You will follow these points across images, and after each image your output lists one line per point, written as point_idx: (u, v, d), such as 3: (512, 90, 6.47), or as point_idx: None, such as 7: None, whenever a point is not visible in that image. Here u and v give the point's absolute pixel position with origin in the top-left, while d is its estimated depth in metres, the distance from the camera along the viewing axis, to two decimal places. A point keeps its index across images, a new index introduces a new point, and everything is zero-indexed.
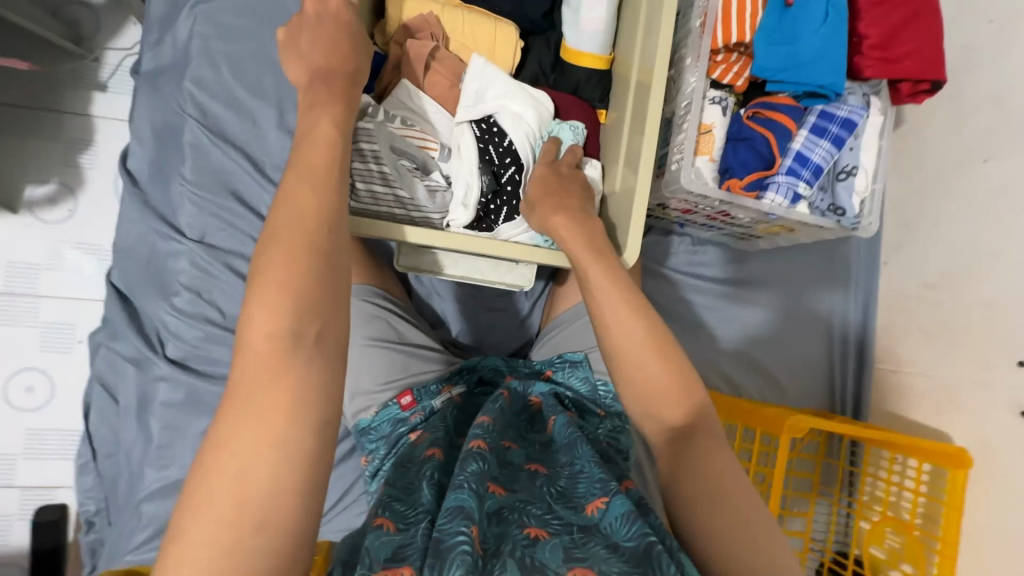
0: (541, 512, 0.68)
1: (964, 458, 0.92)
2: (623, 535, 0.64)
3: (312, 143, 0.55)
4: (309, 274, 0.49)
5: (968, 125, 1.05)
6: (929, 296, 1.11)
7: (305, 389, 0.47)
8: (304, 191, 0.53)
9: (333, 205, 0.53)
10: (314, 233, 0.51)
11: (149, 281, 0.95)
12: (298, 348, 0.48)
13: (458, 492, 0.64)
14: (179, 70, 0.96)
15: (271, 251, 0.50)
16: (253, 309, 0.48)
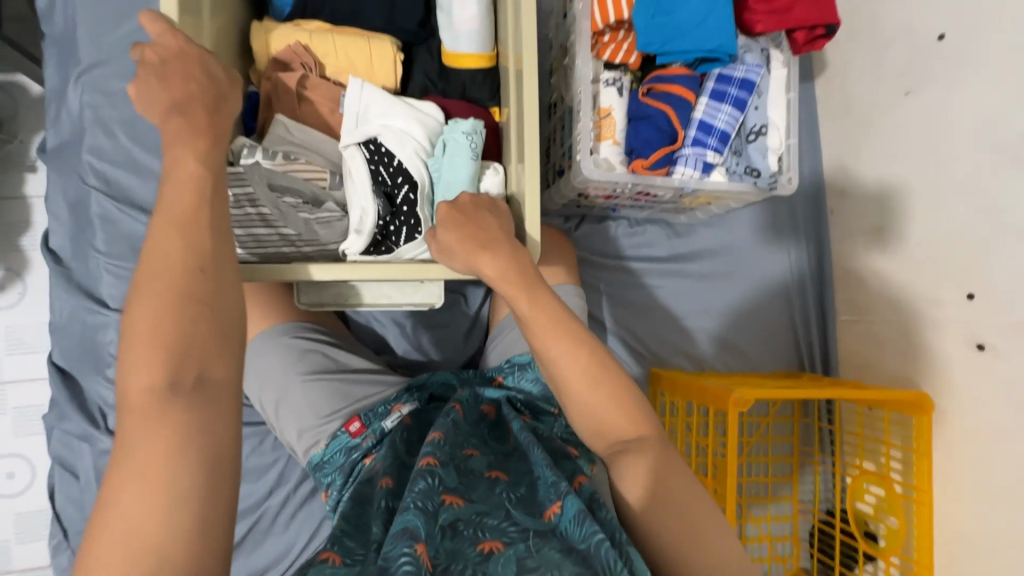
0: (498, 522, 0.66)
1: (925, 402, 0.91)
2: (578, 538, 0.63)
3: (169, 194, 0.53)
4: (183, 319, 0.48)
5: (887, 59, 1.03)
6: (877, 239, 1.08)
7: (189, 436, 0.46)
8: (170, 233, 0.51)
9: (209, 246, 0.52)
10: (183, 283, 0.49)
11: (84, 357, 0.95)
12: (176, 395, 0.47)
13: (403, 513, 0.61)
14: (77, 143, 0.96)
15: (140, 300, 0.48)
16: (127, 364, 0.47)
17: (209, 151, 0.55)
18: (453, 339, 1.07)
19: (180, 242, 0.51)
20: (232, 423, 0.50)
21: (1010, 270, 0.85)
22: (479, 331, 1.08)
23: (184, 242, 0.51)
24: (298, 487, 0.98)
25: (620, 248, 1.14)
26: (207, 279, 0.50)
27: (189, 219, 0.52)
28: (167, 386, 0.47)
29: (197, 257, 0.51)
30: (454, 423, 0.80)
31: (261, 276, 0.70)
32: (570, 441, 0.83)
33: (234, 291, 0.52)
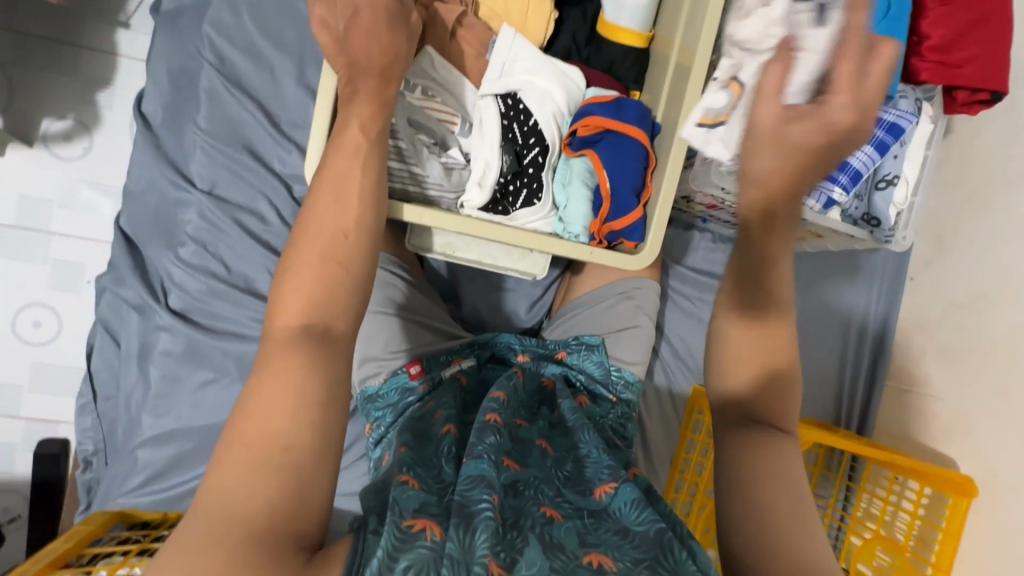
0: (552, 493, 0.60)
1: (970, 488, 0.92)
2: (633, 521, 0.56)
3: (339, 150, 0.56)
4: (325, 282, 0.53)
5: (1019, 141, 1.00)
6: (954, 316, 1.07)
7: (308, 370, 0.49)
8: (326, 202, 0.55)
9: (371, 213, 0.56)
10: (330, 243, 0.54)
11: (156, 229, 0.94)
12: (309, 336, 0.51)
13: (477, 461, 0.56)
14: (198, 12, 0.92)
15: (297, 258, 0.53)
16: (287, 300, 0.52)
17: (374, 116, 0.58)
18: (517, 304, 1.04)
19: (335, 208, 0.55)
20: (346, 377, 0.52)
21: None
22: (545, 305, 1.04)
23: (338, 208, 0.55)
24: None
25: (699, 260, 1.12)
26: (350, 244, 0.54)
27: (345, 187, 0.55)
28: (307, 325, 0.51)
29: (346, 222, 0.55)
30: (515, 388, 0.76)
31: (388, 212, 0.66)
32: (617, 431, 0.84)
33: (374, 255, 0.56)
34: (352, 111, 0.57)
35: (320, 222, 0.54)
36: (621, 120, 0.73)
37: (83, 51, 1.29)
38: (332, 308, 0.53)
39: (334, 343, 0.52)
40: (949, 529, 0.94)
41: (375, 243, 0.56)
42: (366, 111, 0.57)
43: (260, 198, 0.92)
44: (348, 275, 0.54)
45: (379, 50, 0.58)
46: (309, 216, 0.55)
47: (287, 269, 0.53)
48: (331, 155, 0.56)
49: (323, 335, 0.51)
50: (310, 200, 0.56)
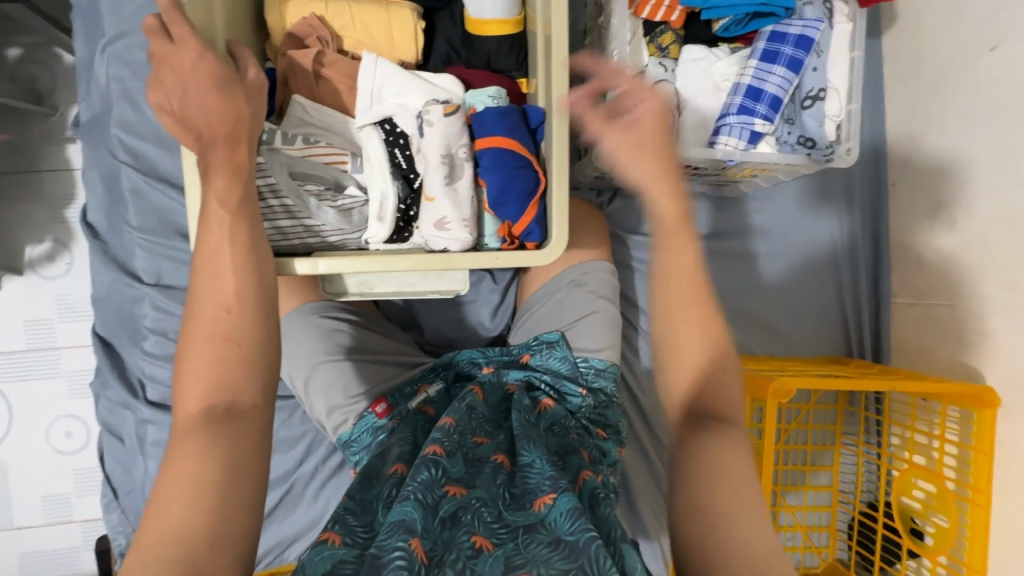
0: (491, 518, 0.58)
1: (988, 397, 0.86)
2: (566, 531, 0.55)
3: (206, 230, 0.56)
4: (216, 363, 0.53)
5: (969, 9, 0.91)
6: (945, 214, 0.97)
7: (211, 454, 0.50)
8: (206, 284, 0.55)
9: (252, 282, 0.56)
10: (215, 322, 0.54)
11: (122, 328, 0.98)
12: (209, 419, 0.52)
13: (401, 504, 0.56)
14: (106, 117, 0.96)
15: (190, 344, 0.54)
16: (186, 386, 0.53)
17: (230, 186, 0.57)
18: (480, 314, 1.02)
19: (214, 286, 0.55)
20: (257, 452, 0.53)
21: None
22: (507, 309, 1.02)
23: (215, 284, 0.55)
24: (326, 459, 0.97)
25: None
26: (235, 318, 0.55)
27: (219, 264, 0.56)
28: (209, 407, 0.52)
29: (226, 297, 0.55)
30: (470, 407, 0.74)
31: (282, 271, 0.66)
32: (598, 422, 0.82)
33: (263, 321, 0.56)
34: (209, 187, 0.57)
35: (202, 304, 0.55)
36: (492, 136, 0.69)
37: (42, 175, 1.36)
38: (231, 382, 0.54)
39: (241, 419, 0.53)
40: (980, 446, 0.87)
41: (261, 311, 0.56)
42: (220, 184, 0.57)
43: None
44: (238, 349, 0.54)
45: (222, 118, 0.58)
46: (193, 298, 0.56)
47: (182, 356, 0.54)
48: (202, 235, 0.57)
49: (231, 413, 0.53)
50: (194, 283, 0.56)
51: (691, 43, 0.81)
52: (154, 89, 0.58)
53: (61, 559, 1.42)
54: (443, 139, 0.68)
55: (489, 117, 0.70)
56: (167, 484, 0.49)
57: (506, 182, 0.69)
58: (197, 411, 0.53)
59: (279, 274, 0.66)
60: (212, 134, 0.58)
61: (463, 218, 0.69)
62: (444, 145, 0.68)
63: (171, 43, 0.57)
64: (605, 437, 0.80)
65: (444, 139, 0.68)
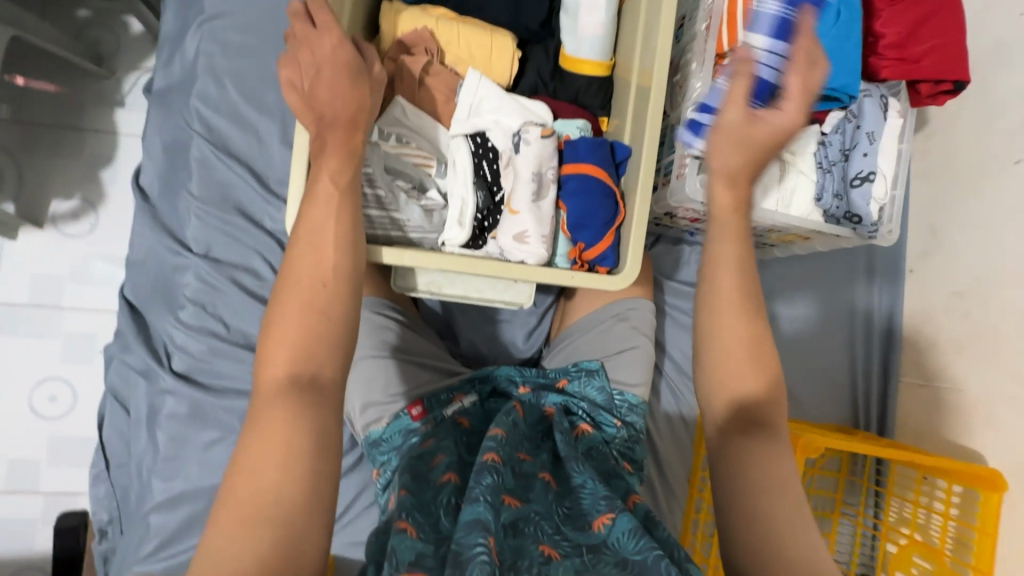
0: (552, 531, 0.60)
1: (999, 482, 0.89)
2: (631, 550, 0.56)
3: (312, 204, 0.57)
4: (304, 331, 0.53)
5: (996, 125, 1.00)
6: (959, 304, 1.05)
7: (295, 423, 0.50)
8: (304, 256, 0.55)
9: (348, 259, 0.56)
10: (308, 293, 0.54)
11: (156, 295, 0.97)
12: (292, 389, 0.51)
13: (473, 505, 0.56)
14: (185, 87, 0.98)
15: (279, 310, 0.54)
16: (272, 353, 0.53)
17: (341, 167, 0.58)
18: (514, 334, 1.03)
19: (311, 259, 0.55)
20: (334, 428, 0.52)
21: None
22: (542, 334, 1.04)
23: (315, 257, 0.55)
24: (340, 458, 0.95)
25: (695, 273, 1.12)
26: (329, 291, 0.55)
27: (319, 237, 0.56)
28: (292, 376, 0.52)
29: (323, 270, 0.55)
30: (514, 422, 0.74)
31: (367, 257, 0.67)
32: (626, 456, 0.82)
33: (353, 298, 0.56)
34: (320, 164, 0.58)
35: (297, 275, 0.55)
36: (580, 163, 0.74)
37: (87, 134, 1.36)
38: (317, 354, 0.53)
39: (322, 392, 0.52)
40: (984, 528, 0.90)
41: (352, 289, 0.56)
42: (334, 162, 0.58)
43: (253, 256, 0.95)
44: (326, 321, 0.54)
45: (346, 98, 0.59)
46: (289, 267, 0.56)
47: (270, 322, 0.54)
48: (306, 209, 0.57)
49: (313, 386, 0.52)
50: (290, 252, 0.56)
51: None
52: (287, 64, 0.61)
53: (12, 531, 1.32)
54: (535, 159, 0.73)
55: (580, 147, 0.74)
56: (252, 448, 0.49)
57: (590, 206, 0.73)
58: (280, 378, 0.52)
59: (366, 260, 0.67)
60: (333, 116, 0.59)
61: (543, 233, 0.72)
62: (534, 164, 0.73)
63: (312, 28, 0.61)
64: (631, 471, 0.81)
65: (535, 158, 0.73)
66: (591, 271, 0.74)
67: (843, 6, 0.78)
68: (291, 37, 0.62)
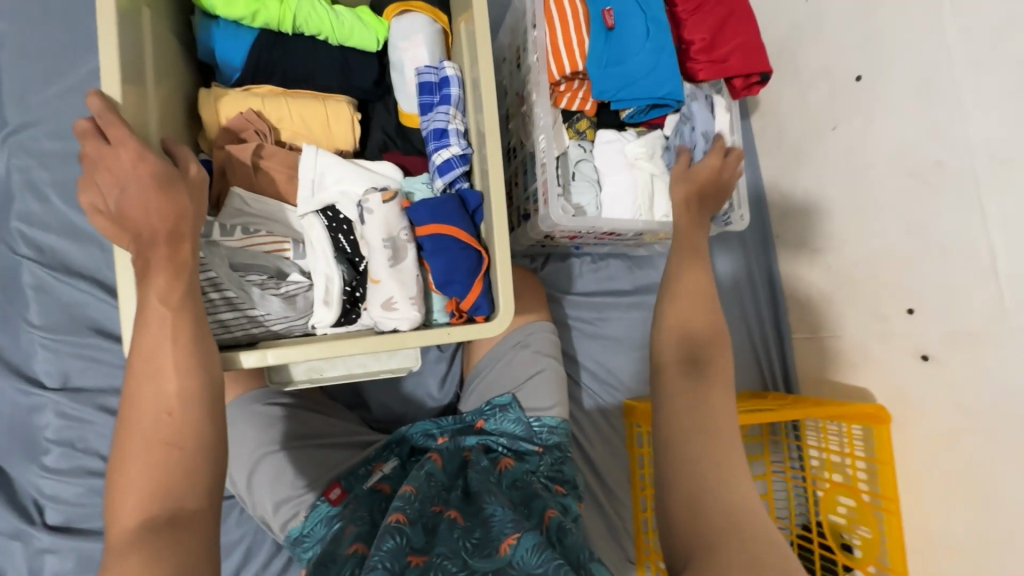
0: (456, 567, 0.56)
1: (883, 415, 0.98)
2: (534, 564, 0.55)
3: (143, 329, 0.52)
4: (150, 470, 0.48)
5: (809, 99, 1.13)
6: (819, 259, 1.15)
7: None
8: (146, 393, 0.51)
9: (196, 381, 0.52)
10: (154, 427, 0.50)
11: (11, 445, 0.85)
12: (146, 540, 0.46)
13: (370, 574, 0.54)
14: (2, 208, 0.88)
15: (125, 449, 0.49)
16: (121, 503, 0.48)
17: (171, 285, 0.54)
18: (428, 386, 1.01)
19: (152, 390, 0.51)
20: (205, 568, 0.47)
21: (941, 285, 0.92)
22: (455, 378, 1.02)
23: (156, 386, 0.51)
24: (268, 563, 0.88)
25: (591, 283, 1.16)
26: (176, 419, 0.50)
27: (157, 364, 0.52)
28: (144, 523, 0.46)
29: (167, 399, 0.51)
30: (429, 475, 0.74)
31: (227, 365, 0.63)
32: (556, 479, 0.81)
33: (213, 419, 0.52)
34: (148, 284, 0.54)
35: (138, 410, 0.50)
36: (435, 221, 0.72)
37: None
38: (172, 487, 0.48)
39: (183, 529, 0.47)
40: (884, 458, 0.99)
41: (205, 411, 0.52)
42: (161, 282, 0.54)
43: (118, 375, 0.86)
44: (182, 452, 0.50)
45: (162, 211, 0.55)
46: (129, 404, 0.51)
47: (114, 470, 0.49)
48: (138, 334, 0.52)
49: (174, 520, 0.47)
50: (128, 386, 0.52)
51: (603, 128, 0.93)
52: (87, 189, 0.56)
53: None
54: (382, 225, 0.70)
55: (430, 203, 0.73)
56: None
57: (450, 264, 0.72)
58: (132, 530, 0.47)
59: (224, 368, 0.62)
60: (152, 235, 0.55)
61: (410, 296, 0.70)
62: (381, 232, 0.69)
63: (107, 144, 0.56)
64: (565, 493, 0.79)
65: (383, 224, 0.70)
66: (470, 321, 0.73)
67: (649, 22, 0.85)
68: (86, 156, 0.57)
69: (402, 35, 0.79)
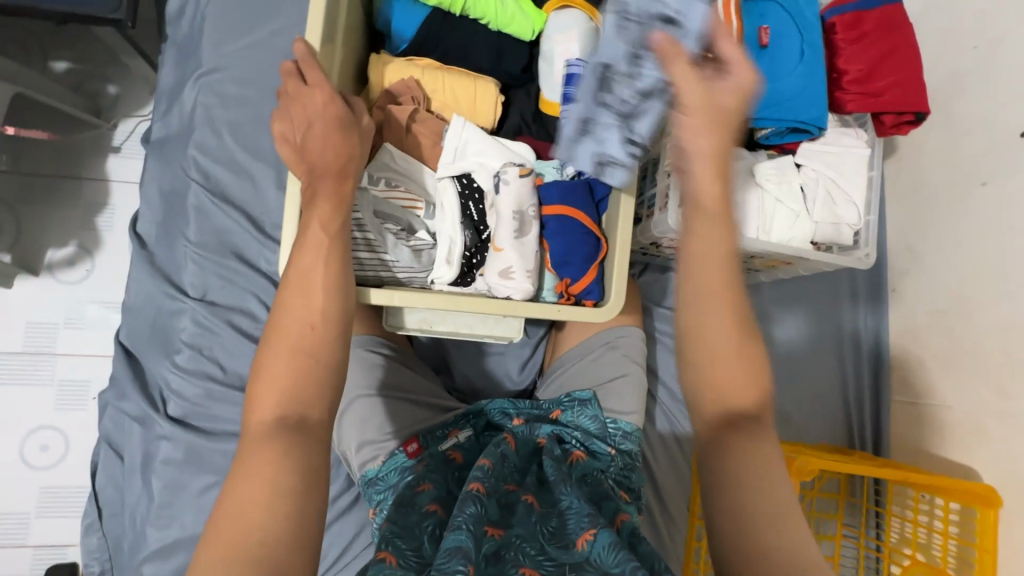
0: (535, 551, 0.60)
1: (994, 498, 0.89)
2: (610, 563, 0.56)
3: (301, 247, 0.60)
4: (292, 371, 0.55)
5: (959, 150, 1.06)
6: (941, 321, 1.07)
7: (286, 460, 0.51)
8: (296, 304, 0.58)
9: (339, 304, 0.59)
10: (299, 336, 0.56)
11: (153, 340, 0.97)
12: (283, 430, 0.53)
13: (455, 533, 0.57)
14: (183, 136, 1.01)
15: (273, 349, 0.56)
16: (263, 394, 0.54)
17: (332, 213, 0.62)
18: (508, 366, 1.04)
19: (301, 301, 0.58)
20: (323, 469, 0.53)
21: None
22: (536, 364, 1.05)
23: (305, 300, 0.58)
24: (339, 495, 0.94)
25: None
26: (317, 334, 0.57)
27: (310, 282, 0.59)
28: (282, 417, 0.53)
29: (311, 313, 0.58)
30: (503, 455, 0.76)
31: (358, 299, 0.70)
32: (622, 485, 0.82)
33: (341, 340, 0.58)
34: (312, 209, 0.62)
35: (287, 319, 0.57)
36: (562, 203, 0.77)
37: (83, 182, 1.38)
38: (309, 390, 0.55)
39: (310, 430, 0.54)
40: (983, 544, 0.90)
41: (342, 332, 0.58)
42: (325, 209, 0.62)
43: (248, 297, 0.96)
44: (317, 363, 0.56)
45: (337, 146, 0.63)
46: (280, 313, 0.58)
47: (262, 366, 0.56)
48: (296, 254, 0.60)
49: (300, 424, 0.54)
50: (281, 294, 0.59)
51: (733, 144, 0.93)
52: (280, 119, 0.66)
53: None
54: (513, 200, 0.76)
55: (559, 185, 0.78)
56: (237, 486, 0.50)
57: (571, 245, 0.76)
58: (269, 419, 0.54)
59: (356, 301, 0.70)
60: (323, 171, 0.63)
61: (527, 269, 0.75)
62: (511, 206, 0.76)
63: (304, 85, 0.65)
64: (628, 500, 0.80)
65: (515, 199, 0.76)
66: (578, 304, 0.77)
67: (806, 44, 0.84)
68: (284, 93, 0.67)
69: (559, 28, 0.82)
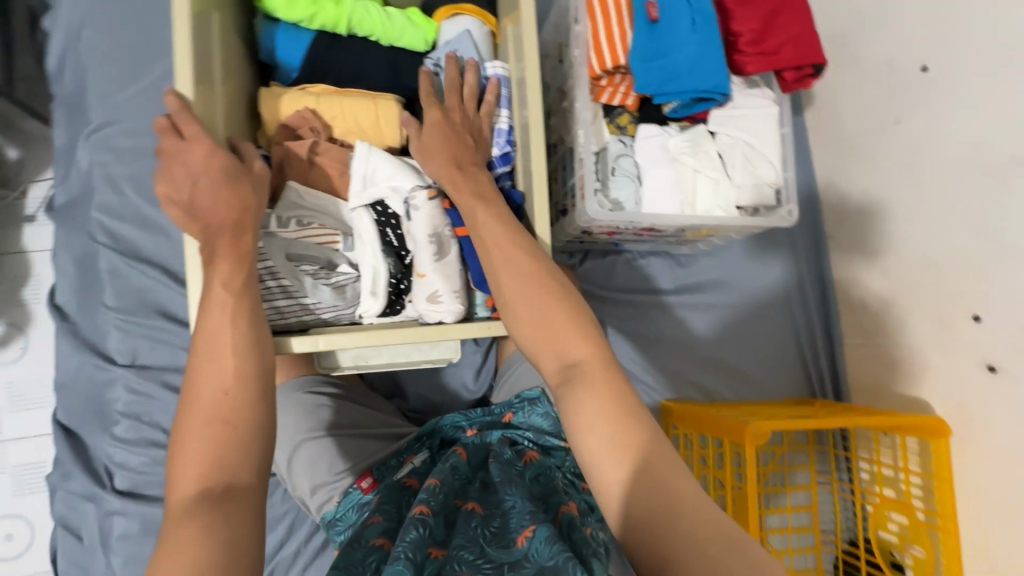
0: (473, 556, 0.58)
1: (943, 428, 0.92)
2: (546, 557, 0.56)
3: (206, 314, 0.58)
4: (207, 442, 0.53)
5: (869, 91, 1.07)
6: (877, 261, 1.09)
7: (210, 535, 0.49)
8: (206, 373, 0.56)
9: (251, 364, 0.57)
10: (212, 405, 0.55)
11: (89, 414, 0.94)
12: (204, 504, 0.50)
13: (393, 565, 0.55)
14: (84, 200, 0.96)
15: (187, 422, 0.54)
16: (181, 469, 0.53)
17: (233, 271, 0.60)
18: (463, 377, 1.03)
19: (211, 367, 0.56)
20: (255, 535, 0.51)
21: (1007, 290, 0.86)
22: (490, 370, 1.04)
23: (216, 366, 0.56)
24: (309, 539, 0.93)
25: (631, 280, 1.14)
26: (231, 399, 0.55)
27: (218, 347, 0.57)
28: (203, 490, 0.51)
29: (224, 378, 0.56)
30: (453, 468, 0.75)
31: (280, 348, 0.69)
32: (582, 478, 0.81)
33: (262, 400, 0.57)
34: (212, 271, 0.60)
35: (198, 388, 0.55)
36: None
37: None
38: (228, 456, 0.53)
39: (234, 498, 0.52)
40: (942, 474, 0.93)
41: (257, 390, 0.57)
42: (224, 269, 0.60)
43: (181, 355, 0.93)
44: (235, 429, 0.54)
45: (228, 202, 0.61)
46: (190, 383, 0.56)
47: (178, 440, 0.54)
48: (201, 321, 0.58)
49: (226, 492, 0.52)
50: (191, 363, 0.57)
51: (646, 122, 0.92)
52: (164, 182, 0.62)
53: None
54: (428, 224, 0.74)
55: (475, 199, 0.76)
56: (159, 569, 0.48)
57: None
58: (191, 494, 0.52)
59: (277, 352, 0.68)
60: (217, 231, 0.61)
61: (454, 290, 0.74)
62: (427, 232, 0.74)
63: (182, 140, 0.62)
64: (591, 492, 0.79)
65: (431, 222, 0.74)
66: None
67: (696, 13, 0.83)
68: (162, 152, 0.63)
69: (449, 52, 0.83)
